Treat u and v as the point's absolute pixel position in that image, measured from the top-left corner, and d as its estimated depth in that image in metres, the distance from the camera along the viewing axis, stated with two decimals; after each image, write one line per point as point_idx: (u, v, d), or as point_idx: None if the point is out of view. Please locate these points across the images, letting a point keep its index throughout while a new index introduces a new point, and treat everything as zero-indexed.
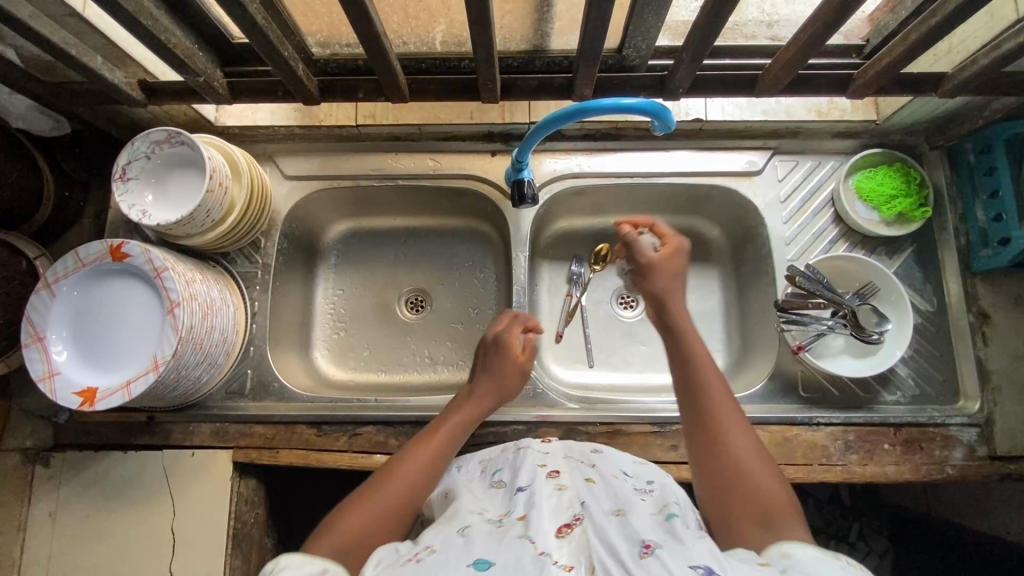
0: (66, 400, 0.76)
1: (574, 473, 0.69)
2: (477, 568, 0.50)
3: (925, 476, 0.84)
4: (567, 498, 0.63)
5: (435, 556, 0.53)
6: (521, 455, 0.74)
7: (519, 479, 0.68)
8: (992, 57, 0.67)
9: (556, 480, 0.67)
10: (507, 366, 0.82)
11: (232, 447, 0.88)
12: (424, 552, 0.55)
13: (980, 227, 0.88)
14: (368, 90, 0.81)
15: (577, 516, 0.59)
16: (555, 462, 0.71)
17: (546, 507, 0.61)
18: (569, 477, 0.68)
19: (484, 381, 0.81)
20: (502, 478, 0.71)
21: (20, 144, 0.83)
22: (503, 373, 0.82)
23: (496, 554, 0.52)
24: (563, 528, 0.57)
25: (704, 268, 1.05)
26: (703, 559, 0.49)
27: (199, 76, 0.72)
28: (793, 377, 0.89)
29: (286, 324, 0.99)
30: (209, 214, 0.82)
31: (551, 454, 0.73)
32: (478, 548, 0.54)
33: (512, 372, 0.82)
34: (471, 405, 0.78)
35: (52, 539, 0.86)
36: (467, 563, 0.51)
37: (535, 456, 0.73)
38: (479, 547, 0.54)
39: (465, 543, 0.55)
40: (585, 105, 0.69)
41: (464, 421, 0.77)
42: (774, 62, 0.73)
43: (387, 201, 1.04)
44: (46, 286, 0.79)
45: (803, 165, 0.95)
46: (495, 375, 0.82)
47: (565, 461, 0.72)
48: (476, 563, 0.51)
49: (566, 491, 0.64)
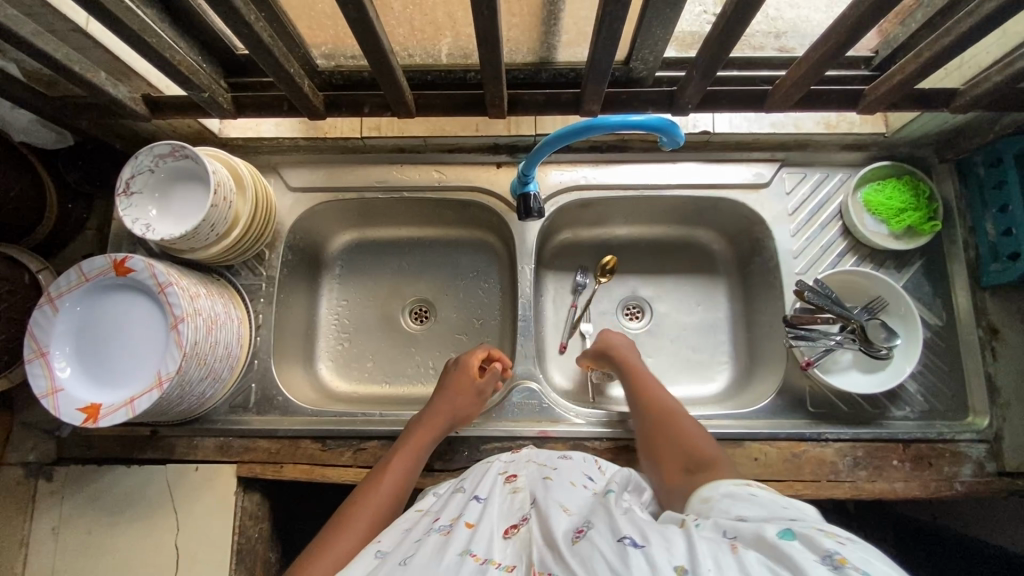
0: (69, 417, 0.75)
1: (532, 475, 0.71)
2: None
3: (934, 493, 0.83)
4: (519, 502, 0.66)
5: None
6: (486, 468, 0.75)
7: (479, 488, 0.70)
8: (1005, 75, 0.66)
9: (511, 484, 0.70)
10: (460, 394, 0.84)
11: (235, 462, 0.88)
12: None
13: (989, 241, 0.88)
14: (374, 105, 0.80)
15: (525, 516, 0.63)
16: (516, 469, 0.74)
17: (494, 513, 0.63)
18: (525, 480, 0.70)
19: (437, 412, 0.83)
20: (463, 484, 0.73)
21: (23, 158, 0.83)
22: (455, 402, 0.83)
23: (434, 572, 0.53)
24: (510, 529, 0.61)
25: (710, 280, 1.05)
26: (628, 531, 0.53)
27: (202, 92, 0.71)
28: (800, 392, 0.89)
29: (289, 336, 0.99)
30: (214, 227, 0.81)
31: (515, 462, 0.75)
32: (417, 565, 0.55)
33: (467, 400, 0.84)
34: (422, 436, 0.81)
35: (54, 555, 0.86)
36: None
37: (498, 466, 0.75)
38: (422, 564, 0.55)
39: (405, 567, 0.56)
40: (593, 122, 0.68)
41: (416, 451, 0.79)
42: (786, 78, 0.73)
43: (391, 212, 1.04)
44: (49, 302, 0.78)
45: (811, 178, 0.95)
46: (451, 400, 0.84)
47: (527, 466, 0.74)
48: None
49: (519, 494, 0.67)
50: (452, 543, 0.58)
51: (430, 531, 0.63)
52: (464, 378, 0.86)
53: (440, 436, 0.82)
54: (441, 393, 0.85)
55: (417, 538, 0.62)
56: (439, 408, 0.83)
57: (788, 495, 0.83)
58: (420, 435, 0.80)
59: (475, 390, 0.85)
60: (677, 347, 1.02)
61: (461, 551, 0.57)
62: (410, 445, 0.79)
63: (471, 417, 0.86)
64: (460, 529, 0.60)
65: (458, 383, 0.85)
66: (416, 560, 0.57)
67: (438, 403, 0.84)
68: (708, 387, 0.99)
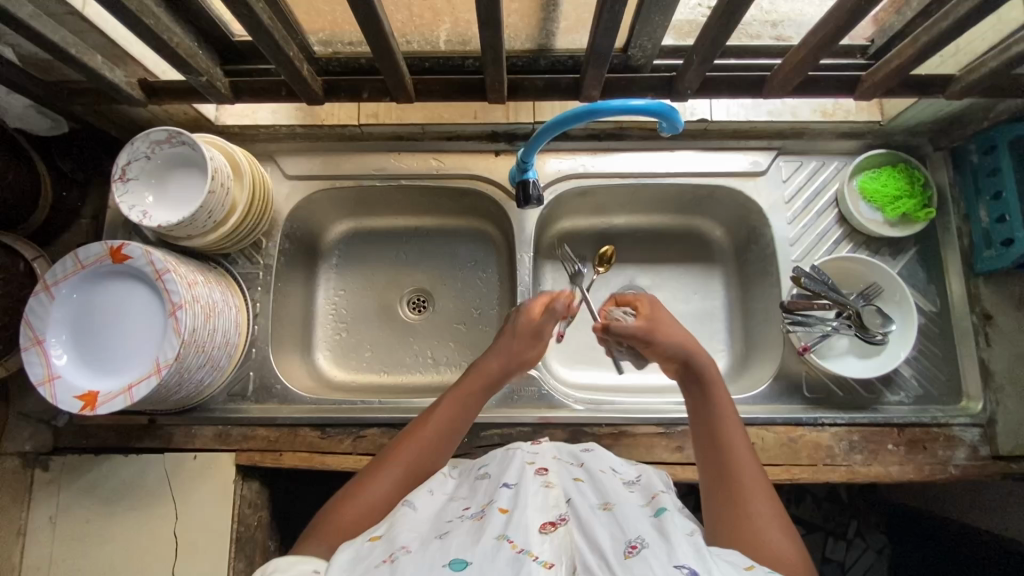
0: (67, 405, 0.75)
1: (562, 473, 0.67)
2: (454, 568, 0.50)
3: (929, 476, 0.84)
4: (553, 496, 0.61)
5: (409, 557, 0.52)
6: (509, 456, 0.72)
7: (506, 475, 0.66)
8: (1000, 60, 0.67)
9: (543, 477, 0.65)
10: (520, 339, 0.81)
11: (235, 450, 0.88)
12: (398, 552, 0.54)
13: (983, 228, 0.88)
14: (373, 90, 0.80)
15: (563, 516, 0.57)
16: (543, 461, 0.69)
17: (531, 504, 0.58)
18: (558, 476, 0.66)
19: (494, 355, 0.80)
20: (488, 473, 0.69)
21: (17, 145, 0.82)
22: (515, 348, 0.81)
23: (473, 553, 0.51)
24: (548, 525, 0.55)
25: (707, 269, 1.05)
26: (686, 559, 0.51)
27: (200, 76, 0.70)
28: (797, 378, 0.89)
29: (288, 325, 0.99)
30: (211, 215, 0.81)
31: (540, 454, 0.71)
32: (453, 548, 0.53)
33: (524, 345, 0.81)
34: (478, 379, 0.78)
35: (52, 544, 0.86)
36: (443, 563, 0.51)
37: (525, 456, 0.70)
38: (458, 547, 0.53)
39: (442, 545, 0.54)
40: (593, 106, 0.68)
41: (472, 394, 0.77)
42: (784, 63, 0.73)
43: (390, 201, 1.03)
44: (45, 289, 0.77)
45: (807, 166, 0.95)
46: (512, 347, 0.81)
47: (554, 461, 0.70)
48: (452, 563, 0.50)
49: (553, 489, 0.62)
50: (488, 530, 0.55)
51: (462, 517, 0.60)
52: (524, 322, 0.82)
53: (497, 381, 0.79)
54: (501, 338, 0.82)
55: (449, 522, 0.60)
56: (495, 353, 0.81)
57: (786, 479, 0.84)
58: (474, 378, 0.78)
59: (535, 334, 0.82)
60: None
61: (497, 536, 0.53)
62: (466, 388, 0.77)
63: (530, 362, 0.83)
64: (494, 515, 0.57)
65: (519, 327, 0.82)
66: (451, 547, 0.53)
67: (494, 349, 0.81)
68: None
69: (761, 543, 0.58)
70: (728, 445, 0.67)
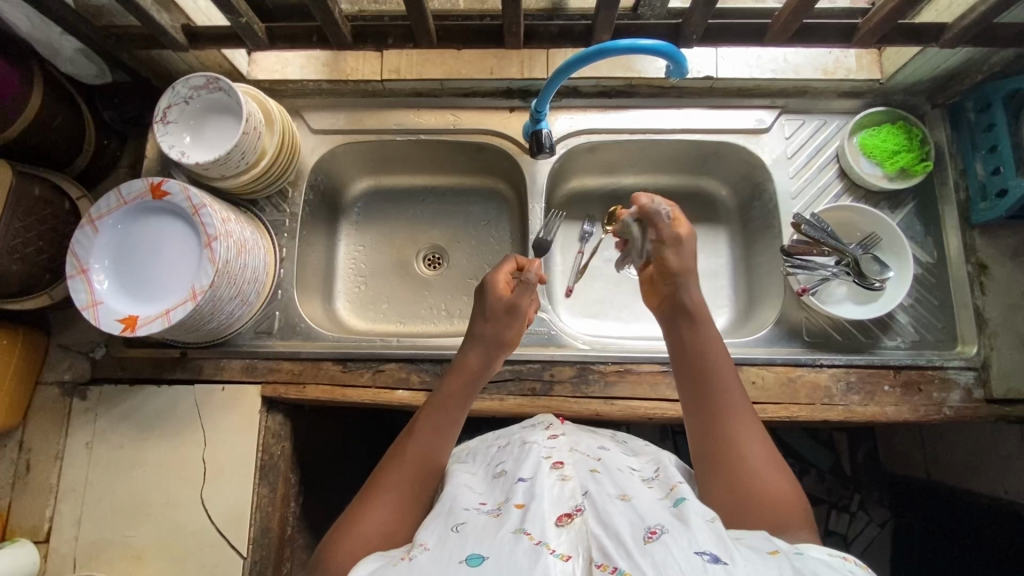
0: (108, 326, 0.80)
1: (578, 466, 0.70)
2: (471, 563, 0.53)
3: (923, 417, 0.87)
4: (569, 489, 0.64)
5: (427, 555, 0.56)
6: (526, 451, 0.74)
7: (522, 469, 0.69)
8: (988, 5, 0.73)
9: (559, 471, 0.68)
10: (492, 322, 0.80)
11: (261, 382, 0.93)
12: (415, 550, 0.58)
13: (979, 181, 0.91)
14: (398, 36, 0.86)
15: (578, 507, 0.60)
16: (560, 456, 0.72)
17: (547, 496, 0.62)
18: (574, 469, 0.68)
19: (470, 348, 0.79)
20: (505, 469, 0.72)
21: (66, 89, 0.89)
22: (486, 332, 0.80)
23: (489, 548, 0.54)
24: (564, 518, 0.58)
25: (712, 227, 1.10)
26: (707, 545, 0.52)
27: (240, 17, 0.77)
28: (796, 324, 0.94)
29: (311, 272, 1.04)
30: (244, 156, 0.86)
31: (556, 448, 0.74)
32: (470, 544, 0.56)
33: (500, 327, 0.80)
34: (458, 380, 0.78)
35: (87, 467, 0.91)
36: (461, 558, 0.54)
37: (541, 451, 0.73)
38: (474, 542, 0.56)
39: (460, 537, 0.58)
40: (604, 45, 0.74)
41: (452, 395, 0.76)
42: (783, 9, 0.78)
43: (408, 158, 1.09)
44: (90, 222, 0.83)
45: (809, 124, 0.99)
46: (484, 340, 0.79)
47: (571, 454, 0.73)
48: (467, 559, 0.53)
49: (569, 483, 0.65)
50: (506, 524, 0.59)
51: (478, 509, 0.64)
52: (493, 304, 0.81)
53: (480, 372, 0.79)
54: (472, 330, 0.81)
55: (466, 511, 0.64)
56: (470, 342, 0.80)
57: (784, 416, 0.87)
58: (452, 376, 0.78)
59: (507, 309, 0.81)
60: None
61: (515, 530, 0.57)
62: (443, 393, 0.77)
63: (512, 342, 0.81)
64: (511, 511, 0.61)
65: (488, 311, 0.81)
66: (469, 540, 0.57)
67: (469, 340, 0.80)
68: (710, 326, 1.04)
69: (775, 500, 0.64)
70: (732, 413, 0.70)
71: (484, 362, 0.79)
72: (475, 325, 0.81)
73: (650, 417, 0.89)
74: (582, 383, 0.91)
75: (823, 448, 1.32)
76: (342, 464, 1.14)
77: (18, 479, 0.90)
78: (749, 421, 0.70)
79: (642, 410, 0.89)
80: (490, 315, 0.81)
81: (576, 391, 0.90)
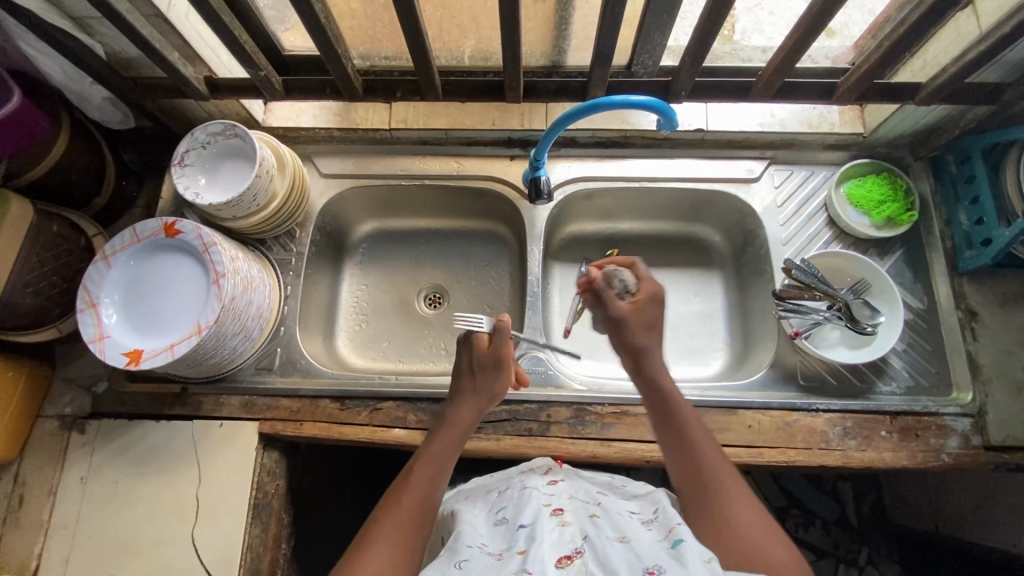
0: (113, 359, 0.82)
1: (578, 511, 0.68)
2: None
3: (922, 463, 0.87)
4: (569, 532, 0.62)
5: None
6: (526, 496, 0.71)
7: (522, 514, 0.67)
8: (957, 66, 0.79)
9: (560, 516, 0.65)
10: (479, 375, 0.81)
11: (258, 418, 0.93)
12: None
13: (964, 231, 0.95)
14: (406, 90, 0.92)
15: (579, 548, 0.59)
16: (559, 502, 0.70)
17: (547, 539, 0.60)
18: (573, 515, 0.66)
19: (460, 400, 0.80)
20: (506, 515, 0.69)
21: (90, 133, 0.94)
22: (477, 383, 0.81)
23: None
24: (563, 559, 0.58)
25: (706, 271, 1.12)
26: None
27: (259, 71, 0.83)
28: (791, 367, 0.94)
29: (314, 310, 1.06)
30: (255, 198, 0.90)
31: (556, 494, 0.72)
32: None
33: (485, 381, 0.81)
34: (452, 430, 0.78)
35: (80, 503, 0.90)
36: None
37: (541, 496, 0.71)
38: None
39: None
40: (598, 100, 0.79)
41: (446, 445, 0.77)
42: (766, 68, 0.84)
43: (412, 202, 1.13)
44: (104, 258, 0.86)
45: (797, 174, 1.03)
46: (476, 388, 0.81)
47: (570, 501, 0.71)
48: None
49: (569, 526, 0.63)
50: (506, 567, 0.58)
51: (481, 549, 0.63)
52: (478, 357, 0.81)
53: (469, 427, 0.79)
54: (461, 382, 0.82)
55: (469, 548, 0.63)
56: (457, 395, 0.81)
57: (782, 460, 0.87)
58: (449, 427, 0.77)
59: (492, 361, 0.81)
60: (675, 333, 1.08)
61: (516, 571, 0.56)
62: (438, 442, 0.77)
63: (500, 394, 0.82)
64: (512, 555, 0.59)
65: (474, 364, 0.82)
66: None
67: (458, 392, 0.81)
68: (704, 369, 1.05)
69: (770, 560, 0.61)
70: (705, 464, 0.70)
71: (483, 412, 0.81)
72: (461, 379, 0.82)
73: (647, 460, 0.89)
74: (578, 425, 0.91)
75: (828, 499, 1.29)
76: (336, 507, 1.13)
77: (10, 515, 0.89)
78: (726, 473, 0.70)
79: (639, 453, 0.89)
80: (476, 368, 0.82)
81: (572, 433, 0.91)
